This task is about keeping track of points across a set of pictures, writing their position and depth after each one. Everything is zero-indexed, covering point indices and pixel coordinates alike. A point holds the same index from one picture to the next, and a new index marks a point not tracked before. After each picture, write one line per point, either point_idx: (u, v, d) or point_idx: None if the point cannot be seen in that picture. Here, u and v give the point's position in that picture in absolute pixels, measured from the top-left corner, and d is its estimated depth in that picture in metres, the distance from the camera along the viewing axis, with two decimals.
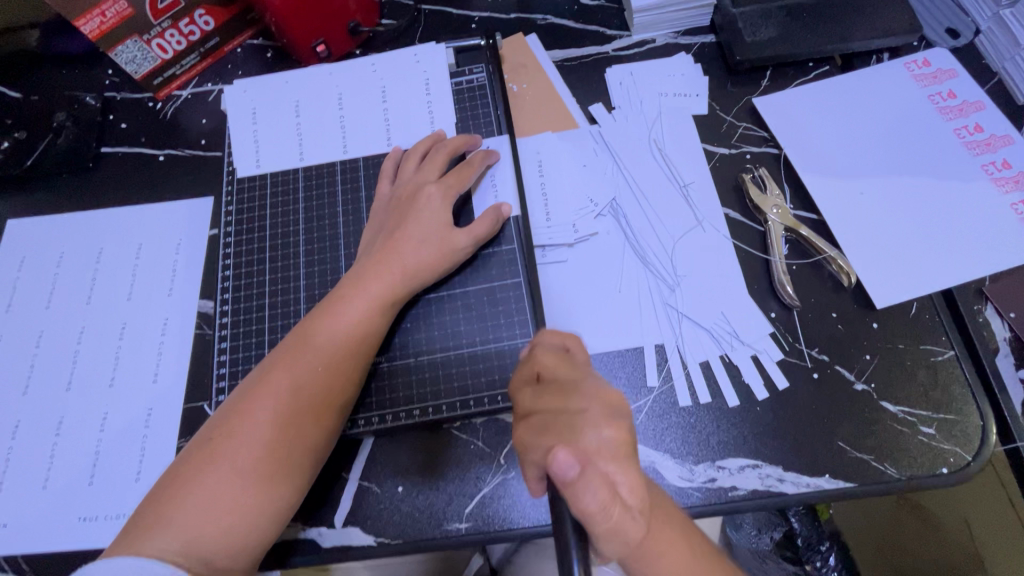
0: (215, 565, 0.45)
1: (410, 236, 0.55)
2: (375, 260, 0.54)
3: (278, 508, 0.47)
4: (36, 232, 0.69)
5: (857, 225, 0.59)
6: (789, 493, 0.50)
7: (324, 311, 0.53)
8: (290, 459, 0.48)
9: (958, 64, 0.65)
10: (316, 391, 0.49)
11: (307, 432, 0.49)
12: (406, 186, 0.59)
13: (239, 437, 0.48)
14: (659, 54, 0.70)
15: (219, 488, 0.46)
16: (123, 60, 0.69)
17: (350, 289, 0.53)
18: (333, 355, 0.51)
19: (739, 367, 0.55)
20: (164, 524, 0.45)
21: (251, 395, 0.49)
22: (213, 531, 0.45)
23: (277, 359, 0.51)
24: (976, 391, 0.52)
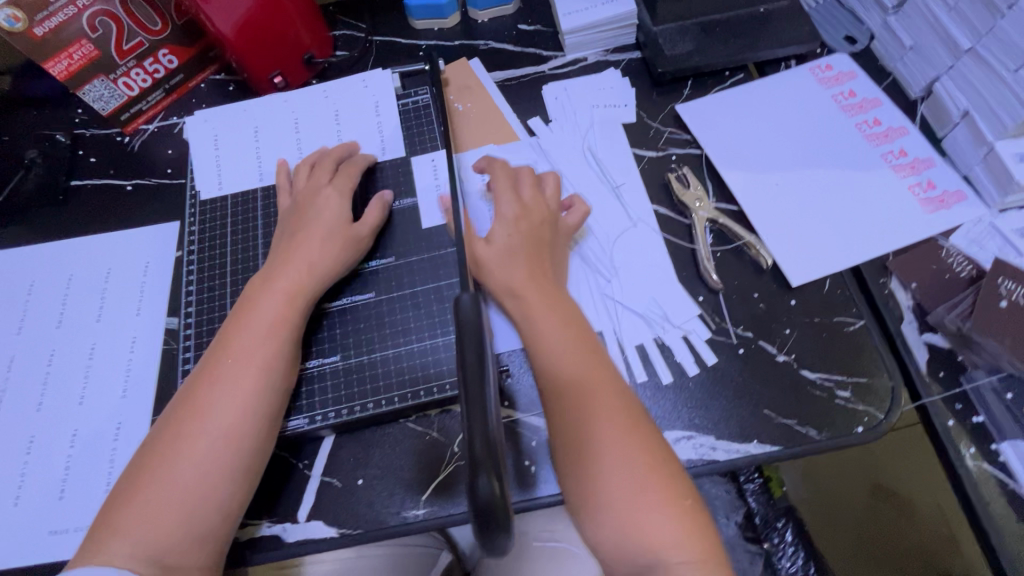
0: (169, 561, 0.46)
1: (314, 236, 0.60)
2: (284, 262, 0.59)
3: (227, 501, 0.50)
4: (8, 262, 0.72)
5: (772, 213, 0.64)
6: (720, 460, 0.54)
7: (241, 314, 0.56)
8: (229, 454, 0.50)
9: (857, 66, 0.72)
10: (243, 384, 0.52)
11: (240, 426, 0.51)
12: (303, 194, 0.64)
13: (177, 443, 0.50)
14: (590, 70, 0.76)
15: (164, 493, 0.48)
16: (91, 98, 0.73)
17: (261, 291, 0.57)
18: (253, 349, 0.54)
19: (671, 347, 0.59)
20: (117, 533, 0.47)
21: (186, 404, 0.52)
22: (165, 532, 0.47)
23: (204, 368, 0.54)
24: (885, 356, 0.57)
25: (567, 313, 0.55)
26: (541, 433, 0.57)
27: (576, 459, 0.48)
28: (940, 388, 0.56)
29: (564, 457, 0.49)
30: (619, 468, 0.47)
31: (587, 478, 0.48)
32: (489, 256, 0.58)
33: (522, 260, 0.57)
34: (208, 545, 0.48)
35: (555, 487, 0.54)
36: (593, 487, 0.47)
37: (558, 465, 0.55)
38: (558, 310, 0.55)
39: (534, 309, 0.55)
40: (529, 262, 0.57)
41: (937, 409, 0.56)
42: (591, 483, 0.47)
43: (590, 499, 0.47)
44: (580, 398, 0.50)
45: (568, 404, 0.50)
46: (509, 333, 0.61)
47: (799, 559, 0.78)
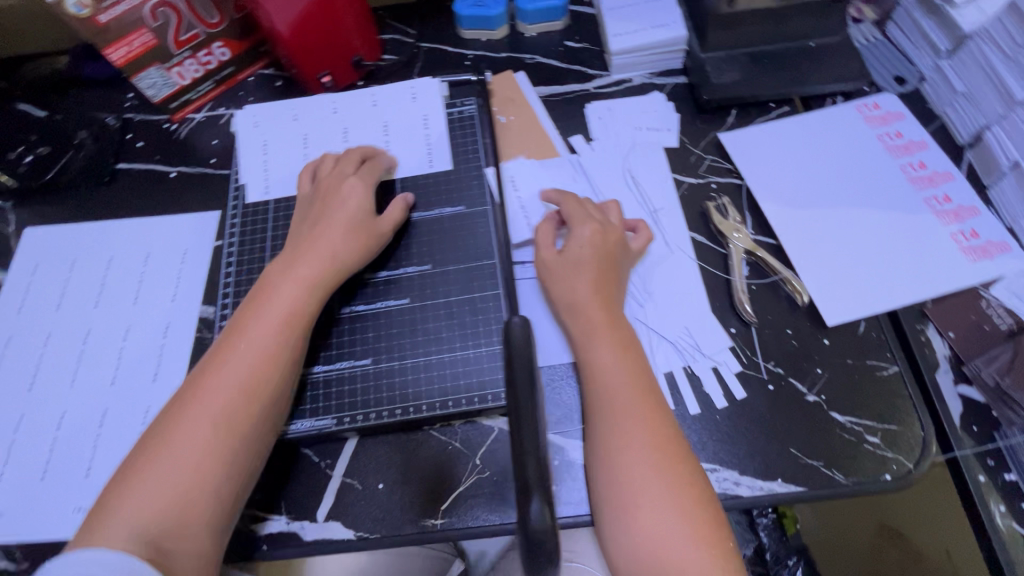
0: (163, 545, 0.45)
1: (334, 226, 0.61)
2: (302, 253, 0.59)
3: (229, 485, 0.49)
4: (51, 239, 0.73)
5: (810, 250, 0.64)
6: (743, 496, 0.54)
7: (254, 303, 0.56)
8: (232, 439, 0.50)
9: (905, 107, 0.72)
10: (251, 372, 0.52)
11: (244, 413, 0.51)
12: (326, 181, 0.65)
13: (181, 425, 0.50)
14: (634, 92, 0.77)
15: (164, 476, 0.48)
16: (144, 84, 0.75)
17: (278, 276, 0.58)
18: (263, 336, 0.54)
19: (700, 377, 0.59)
20: (117, 512, 0.46)
21: (197, 385, 0.52)
22: (162, 516, 0.46)
23: (216, 350, 0.54)
24: (917, 404, 0.56)
25: (620, 332, 0.55)
26: (565, 453, 0.57)
27: (615, 484, 0.49)
28: (972, 442, 0.56)
29: (604, 479, 0.50)
30: (653, 496, 0.47)
31: (623, 502, 0.48)
32: (557, 264, 0.60)
33: (590, 276, 0.58)
34: (202, 532, 0.47)
35: (575, 510, 0.54)
36: (628, 511, 0.48)
37: (579, 487, 0.55)
38: (616, 333, 0.55)
39: (595, 330, 0.55)
40: (597, 277, 0.58)
41: (967, 463, 0.55)
42: (628, 508, 0.48)
43: (623, 522, 0.48)
44: (617, 422, 0.51)
45: (607, 429, 0.51)
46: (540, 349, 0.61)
47: None
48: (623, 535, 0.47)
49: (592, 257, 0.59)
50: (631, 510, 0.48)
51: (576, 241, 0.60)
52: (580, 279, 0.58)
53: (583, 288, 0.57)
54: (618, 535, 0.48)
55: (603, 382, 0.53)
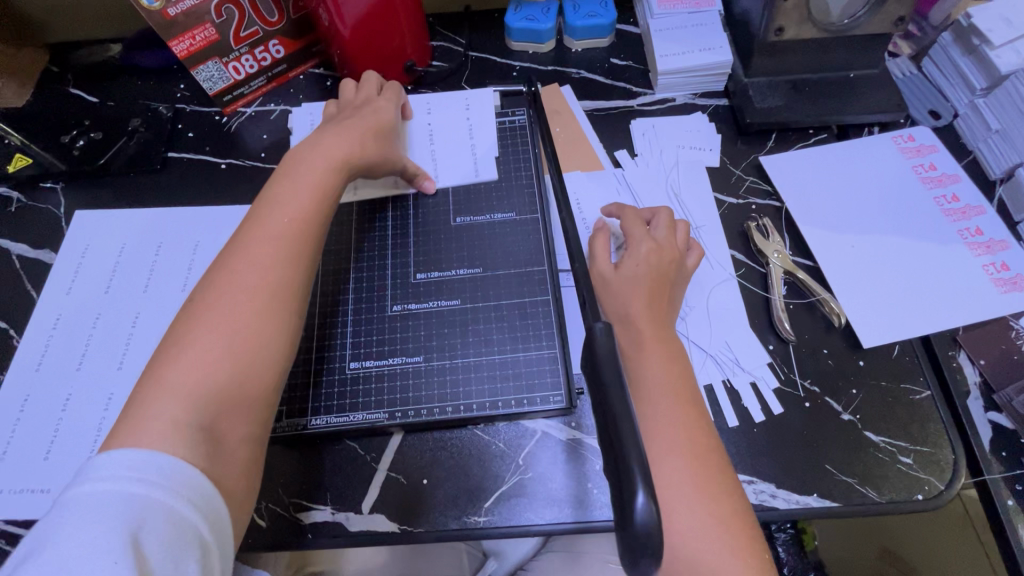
0: (224, 408, 0.45)
1: (352, 142, 0.61)
2: (329, 145, 0.60)
3: (258, 377, 0.48)
4: (102, 223, 0.75)
5: (847, 273, 0.66)
6: (779, 508, 0.56)
7: (280, 183, 0.56)
8: (274, 293, 0.50)
9: (938, 141, 0.74)
10: (285, 238, 0.52)
11: (283, 272, 0.51)
12: (351, 115, 0.65)
13: (219, 296, 0.49)
14: (678, 111, 0.79)
15: (212, 339, 0.47)
16: (202, 77, 0.77)
17: (290, 180, 0.56)
18: (293, 204, 0.54)
19: (740, 391, 0.61)
20: (142, 420, 0.42)
21: (207, 286, 0.49)
22: (215, 377, 0.45)
23: (223, 253, 0.52)
24: (949, 428, 0.58)
25: (668, 344, 0.57)
26: None
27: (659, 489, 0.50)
28: (1000, 466, 0.58)
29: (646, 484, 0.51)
30: (693, 505, 0.49)
31: (664, 508, 0.49)
32: (613, 278, 0.61)
33: (644, 291, 0.59)
34: (233, 426, 0.46)
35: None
36: (668, 519, 0.49)
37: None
38: (667, 346, 0.57)
39: (645, 342, 0.56)
40: (651, 291, 0.59)
41: (996, 486, 0.57)
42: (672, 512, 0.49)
43: (661, 528, 0.49)
44: (660, 430, 0.52)
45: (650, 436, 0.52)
46: None
47: None
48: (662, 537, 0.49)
49: (646, 272, 0.60)
50: (669, 517, 0.49)
51: (634, 256, 0.61)
52: (635, 293, 0.59)
53: (636, 302, 0.58)
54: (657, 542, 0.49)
55: (649, 389, 0.54)
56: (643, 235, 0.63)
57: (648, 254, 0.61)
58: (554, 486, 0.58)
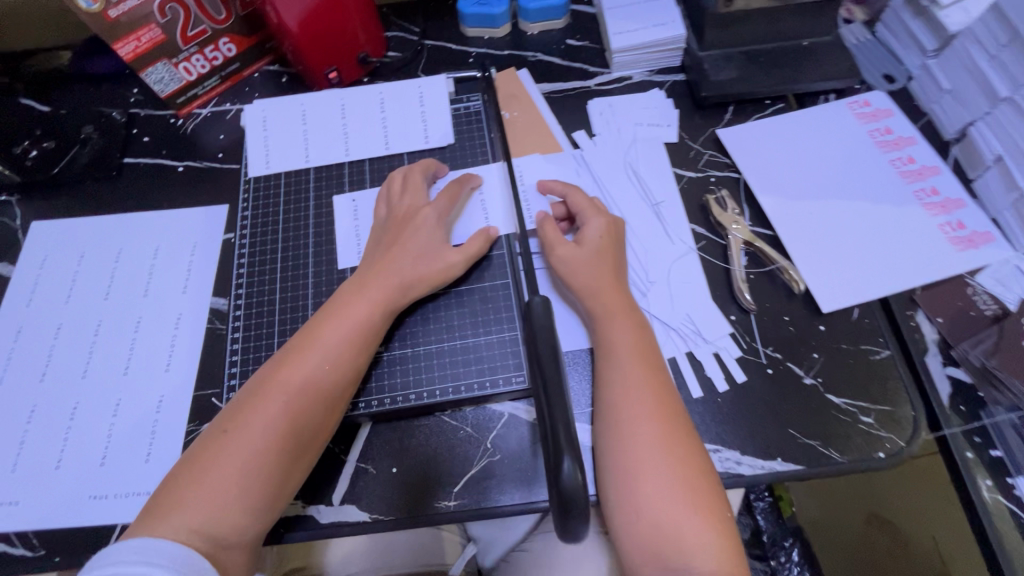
0: (224, 540, 0.49)
1: (409, 252, 0.62)
2: (379, 261, 0.62)
3: (282, 490, 0.52)
4: (61, 233, 0.74)
5: (806, 241, 0.66)
6: (745, 474, 0.56)
7: (335, 305, 0.59)
8: (276, 463, 0.52)
9: (893, 104, 0.75)
10: (310, 398, 0.54)
11: (281, 467, 0.52)
12: (400, 208, 0.66)
13: (254, 417, 0.53)
14: (635, 89, 0.79)
15: (235, 456, 0.51)
16: (152, 80, 0.75)
17: (351, 298, 0.59)
18: (325, 357, 0.56)
19: (703, 362, 0.61)
20: (183, 503, 0.49)
21: (262, 388, 0.54)
22: (226, 503, 0.50)
23: (285, 359, 0.56)
24: (908, 386, 0.59)
25: (632, 315, 0.58)
26: None
27: (618, 453, 0.51)
28: (960, 421, 0.59)
29: (608, 453, 0.52)
30: (657, 466, 0.49)
31: (628, 469, 0.50)
32: (575, 253, 0.61)
33: (608, 266, 0.60)
34: (253, 532, 0.51)
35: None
36: (633, 480, 0.49)
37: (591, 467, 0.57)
38: (631, 321, 0.57)
39: (612, 311, 0.57)
40: (613, 266, 0.61)
41: (956, 441, 0.58)
42: (632, 476, 0.49)
43: (626, 488, 0.49)
44: (625, 396, 0.53)
45: (609, 405, 0.53)
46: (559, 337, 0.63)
47: None
48: (626, 497, 0.49)
49: (605, 247, 0.61)
50: (632, 477, 0.49)
51: (590, 231, 0.62)
52: (600, 268, 0.60)
53: (598, 277, 0.59)
54: (622, 503, 0.49)
55: (611, 362, 0.55)
56: (596, 212, 0.63)
57: (604, 230, 0.62)
58: (523, 465, 0.58)
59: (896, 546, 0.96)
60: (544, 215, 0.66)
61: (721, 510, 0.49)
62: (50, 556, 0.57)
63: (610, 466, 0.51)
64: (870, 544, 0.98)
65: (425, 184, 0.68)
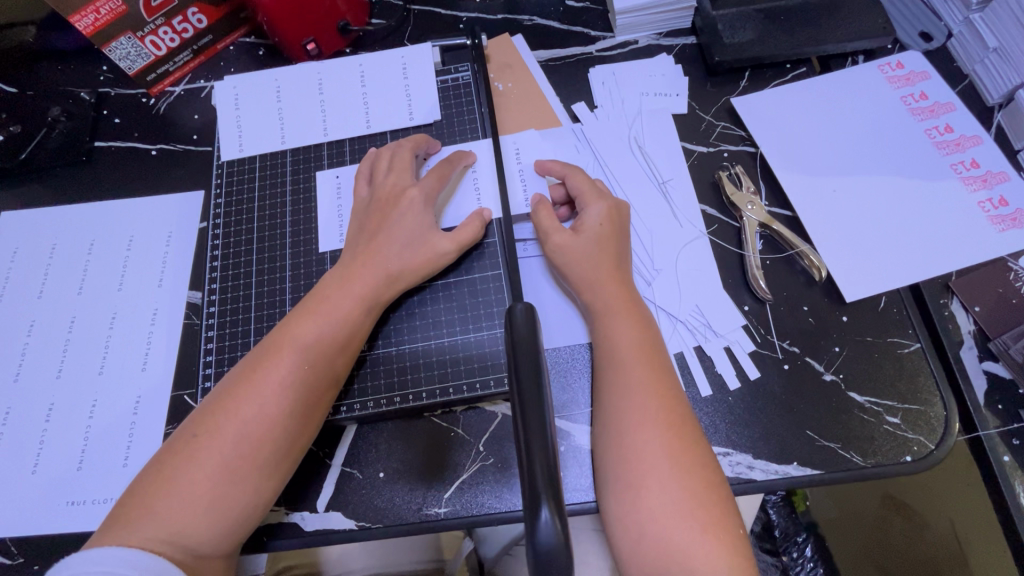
0: (196, 551, 0.46)
1: (396, 239, 0.57)
2: (364, 249, 0.57)
3: (261, 497, 0.49)
4: (31, 223, 0.70)
5: (829, 222, 0.60)
6: (757, 480, 0.52)
7: (318, 296, 0.55)
8: (253, 471, 0.48)
9: (930, 66, 0.67)
10: (289, 399, 0.50)
11: (257, 475, 0.48)
12: (384, 187, 0.60)
13: (229, 417, 0.49)
14: (640, 55, 0.72)
15: (208, 462, 0.47)
16: (117, 56, 0.69)
17: (334, 290, 0.55)
18: (306, 354, 0.51)
19: (712, 358, 0.56)
20: (151, 510, 0.46)
21: (237, 387, 0.50)
22: (196, 512, 0.46)
23: (264, 354, 0.52)
24: (940, 382, 0.54)
25: (634, 310, 0.53)
26: (572, 438, 0.55)
27: (620, 460, 0.47)
28: (997, 422, 0.54)
29: (609, 461, 0.48)
30: (660, 477, 0.45)
31: (629, 479, 0.46)
32: (574, 242, 0.56)
33: (608, 256, 0.55)
34: (228, 539, 0.47)
35: (583, 496, 0.52)
36: (635, 492, 0.45)
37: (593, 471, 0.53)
38: (634, 315, 0.53)
39: (614, 305, 0.53)
40: (615, 254, 0.55)
41: (991, 442, 0.54)
42: (635, 488, 0.45)
43: (627, 500, 0.46)
44: (626, 401, 0.48)
45: (610, 409, 0.49)
46: (555, 331, 0.58)
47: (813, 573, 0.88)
48: (627, 510, 0.45)
49: (606, 236, 0.56)
50: (634, 488, 0.46)
51: (589, 218, 0.57)
52: (600, 260, 0.55)
53: (597, 269, 0.54)
54: (623, 516, 0.46)
55: (613, 361, 0.50)
56: (596, 196, 0.58)
57: (605, 216, 0.56)
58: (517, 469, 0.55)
59: (911, 527, 0.88)
60: (541, 197, 0.60)
61: (730, 523, 0.45)
62: (30, 564, 0.56)
63: (611, 475, 0.47)
64: (885, 529, 0.90)
65: (413, 163, 0.62)
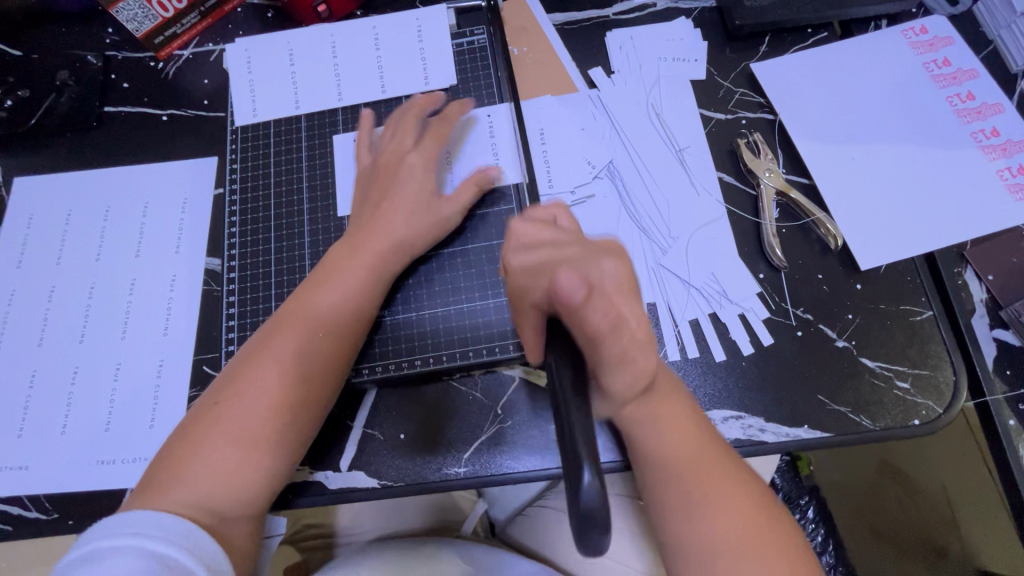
0: (225, 513, 0.47)
1: (400, 206, 0.57)
2: (369, 222, 0.57)
3: (286, 465, 0.50)
4: (45, 190, 0.70)
5: (846, 191, 0.60)
6: (768, 442, 0.53)
7: (326, 270, 0.55)
8: (276, 438, 0.50)
9: (955, 31, 0.66)
10: (306, 368, 0.51)
11: (281, 442, 0.50)
12: (386, 154, 0.60)
13: (246, 390, 0.50)
14: (658, 19, 0.70)
15: (231, 433, 0.48)
16: (124, 17, 0.68)
17: (344, 259, 0.55)
18: (322, 326, 0.52)
19: (727, 324, 0.57)
20: (178, 478, 0.47)
21: (253, 357, 0.51)
22: (223, 480, 0.47)
23: (278, 324, 0.53)
24: (950, 349, 0.55)
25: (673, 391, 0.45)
26: None
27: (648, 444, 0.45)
28: (1003, 387, 0.56)
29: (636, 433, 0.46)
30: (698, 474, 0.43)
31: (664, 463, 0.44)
32: None
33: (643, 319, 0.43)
34: (254, 502, 0.49)
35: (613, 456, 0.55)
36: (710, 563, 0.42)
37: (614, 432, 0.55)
38: None
39: None
40: None
41: (998, 408, 0.56)
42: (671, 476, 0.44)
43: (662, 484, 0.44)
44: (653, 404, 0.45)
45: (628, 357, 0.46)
46: None
47: (817, 535, 0.82)
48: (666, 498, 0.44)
49: None
50: (694, 529, 0.42)
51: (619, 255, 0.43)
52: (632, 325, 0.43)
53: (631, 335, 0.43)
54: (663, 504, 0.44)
55: None
56: None
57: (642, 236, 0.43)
58: (536, 432, 0.56)
59: (907, 494, 0.92)
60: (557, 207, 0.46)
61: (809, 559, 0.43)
62: (65, 519, 0.58)
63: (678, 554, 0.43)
64: (881, 495, 0.94)
65: (418, 127, 0.61)
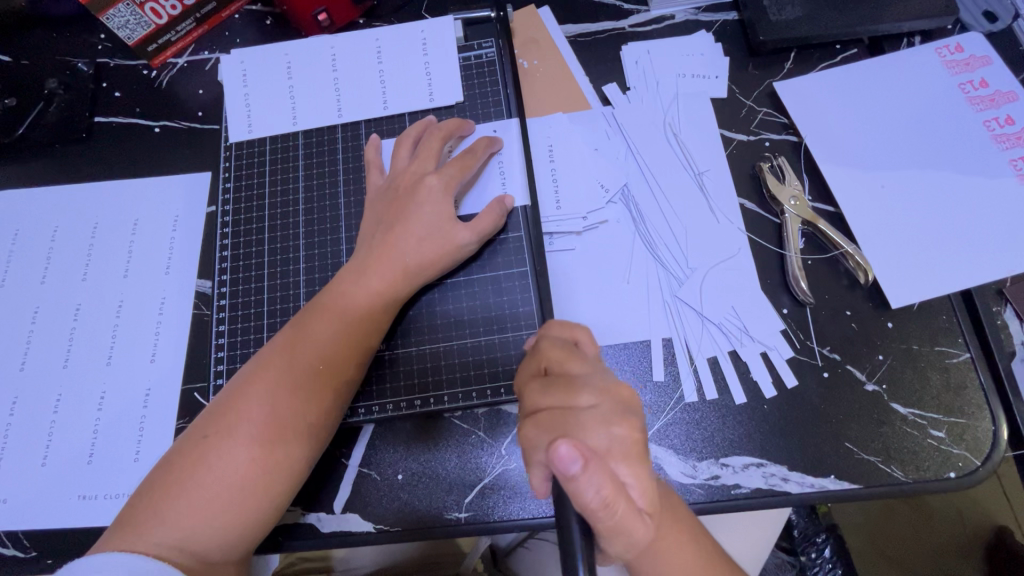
0: (208, 557, 0.44)
1: (413, 230, 0.53)
2: (375, 251, 0.53)
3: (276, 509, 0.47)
4: (32, 204, 0.66)
5: (876, 222, 0.57)
6: (792, 493, 0.50)
7: (329, 297, 0.52)
8: (268, 479, 0.46)
9: (993, 50, 0.62)
10: (301, 403, 0.47)
11: (273, 483, 0.46)
12: (403, 176, 0.56)
13: (238, 425, 0.46)
14: (677, 32, 0.66)
15: (219, 471, 0.45)
16: (114, 25, 0.64)
17: (349, 284, 0.52)
18: (323, 358, 0.49)
19: (748, 364, 0.54)
20: (161, 515, 0.44)
21: (245, 390, 0.47)
22: (208, 523, 0.44)
23: (273, 353, 0.49)
24: (989, 397, 0.51)
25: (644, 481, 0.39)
26: None
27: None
28: None
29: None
30: None
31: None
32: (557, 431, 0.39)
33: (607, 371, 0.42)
34: (245, 544, 0.46)
35: None
36: None
37: None
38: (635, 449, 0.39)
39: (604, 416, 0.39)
40: None
41: None
42: None
43: None
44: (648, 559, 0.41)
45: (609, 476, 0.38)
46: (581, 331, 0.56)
47: None
48: None
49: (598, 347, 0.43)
50: None
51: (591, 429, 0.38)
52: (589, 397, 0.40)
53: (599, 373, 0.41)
54: None
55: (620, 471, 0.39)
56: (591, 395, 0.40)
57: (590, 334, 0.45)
58: None
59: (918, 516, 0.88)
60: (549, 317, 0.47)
61: None
62: (43, 558, 0.55)
63: None
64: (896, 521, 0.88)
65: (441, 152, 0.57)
